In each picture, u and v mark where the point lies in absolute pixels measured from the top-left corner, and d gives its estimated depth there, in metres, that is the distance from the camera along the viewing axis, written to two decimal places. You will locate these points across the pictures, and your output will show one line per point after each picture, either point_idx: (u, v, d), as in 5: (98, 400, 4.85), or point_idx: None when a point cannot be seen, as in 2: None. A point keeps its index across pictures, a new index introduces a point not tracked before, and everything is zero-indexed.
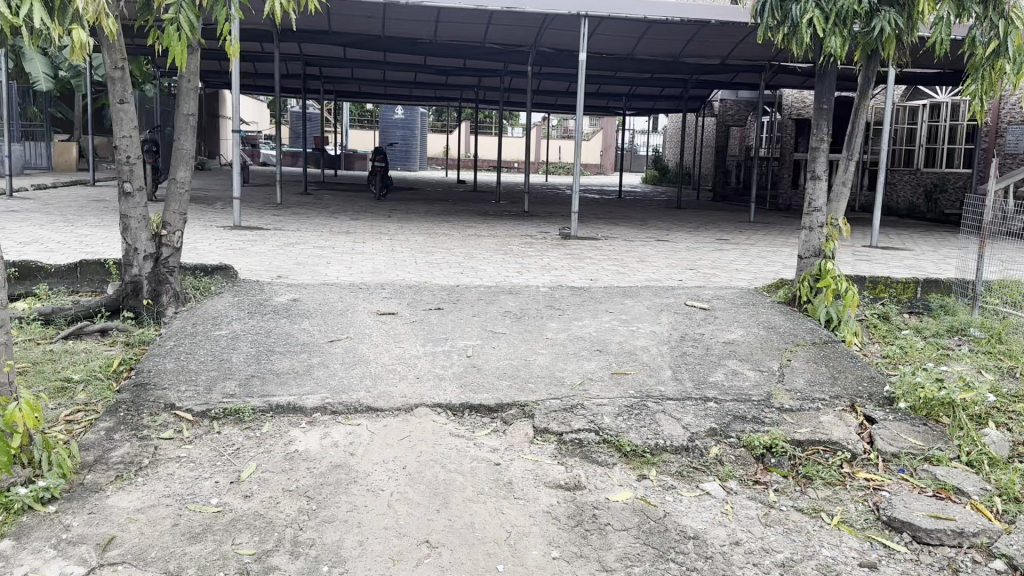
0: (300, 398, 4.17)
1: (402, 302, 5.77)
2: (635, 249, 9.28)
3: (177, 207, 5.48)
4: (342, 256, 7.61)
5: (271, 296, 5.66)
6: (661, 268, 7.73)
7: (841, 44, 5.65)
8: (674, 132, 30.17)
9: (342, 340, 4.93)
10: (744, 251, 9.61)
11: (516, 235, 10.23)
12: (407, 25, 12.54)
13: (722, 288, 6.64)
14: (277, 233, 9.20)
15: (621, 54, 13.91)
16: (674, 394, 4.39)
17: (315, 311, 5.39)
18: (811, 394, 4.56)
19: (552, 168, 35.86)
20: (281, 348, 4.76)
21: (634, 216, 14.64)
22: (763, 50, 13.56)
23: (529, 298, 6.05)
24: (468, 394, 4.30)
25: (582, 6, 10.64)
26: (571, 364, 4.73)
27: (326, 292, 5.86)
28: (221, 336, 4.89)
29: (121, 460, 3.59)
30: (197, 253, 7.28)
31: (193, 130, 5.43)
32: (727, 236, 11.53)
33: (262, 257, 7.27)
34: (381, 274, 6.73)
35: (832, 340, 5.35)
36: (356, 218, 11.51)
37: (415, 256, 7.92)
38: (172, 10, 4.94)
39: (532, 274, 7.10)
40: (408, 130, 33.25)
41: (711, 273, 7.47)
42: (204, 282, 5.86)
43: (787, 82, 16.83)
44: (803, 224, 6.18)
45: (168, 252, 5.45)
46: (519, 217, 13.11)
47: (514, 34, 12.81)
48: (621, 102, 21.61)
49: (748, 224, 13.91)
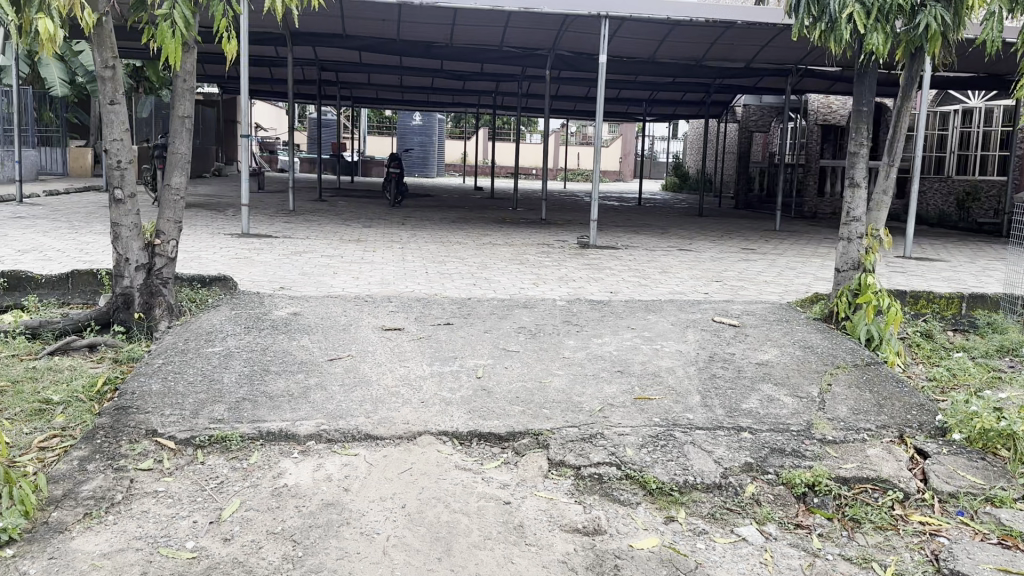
0: (293, 424, 3.81)
1: (409, 316, 5.41)
2: (657, 259, 8.88)
3: (171, 214, 5.15)
4: (350, 266, 7.28)
5: (270, 309, 5.32)
6: (685, 280, 7.32)
7: (884, 40, 5.20)
8: (695, 138, 29.73)
9: (342, 359, 4.57)
10: (771, 262, 9.17)
11: (532, 244, 9.87)
12: (423, 28, 12.26)
13: (752, 302, 6.23)
14: (286, 240, 8.90)
15: (642, 57, 13.55)
16: (704, 422, 3.98)
17: (316, 327, 5.04)
18: (855, 423, 4.14)
19: (571, 174, 35.53)
20: (276, 368, 4.41)
21: (654, 224, 14.23)
22: (789, 54, 13.14)
23: (545, 313, 5.66)
24: (477, 420, 3.92)
25: (603, 7, 10.29)
26: (590, 388, 4.33)
27: (329, 305, 5.51)
28: (214, 354, 4.55)
29: (91, 496, 3.23)
30: (199, 262, 6.97)
31: (189, 132, 5.12)
32: (752, 245, 11.09)
33: (266, 267, 6.95)
34: (389, 285, 6.37)
35: (874, 362, 4.93)
36: (369, 226, 11.20)
37: (427, 266, 7.56)
38: (167, 5, 4.68)
39: (548, 286, 6.72)
40: (425, 137, 32.93)
41: (739, 286, 7.04)
42: (200, 294, 5.53)
43: (813, 86, 16.35)
44: (841, 234, 5.75)
45: (162, 262, 5.11)
46: (536, 224, 12.74)
47: (532, 37, 12.49)
48: (641, 108, 21.21)
49: (774, 232, 13.46)
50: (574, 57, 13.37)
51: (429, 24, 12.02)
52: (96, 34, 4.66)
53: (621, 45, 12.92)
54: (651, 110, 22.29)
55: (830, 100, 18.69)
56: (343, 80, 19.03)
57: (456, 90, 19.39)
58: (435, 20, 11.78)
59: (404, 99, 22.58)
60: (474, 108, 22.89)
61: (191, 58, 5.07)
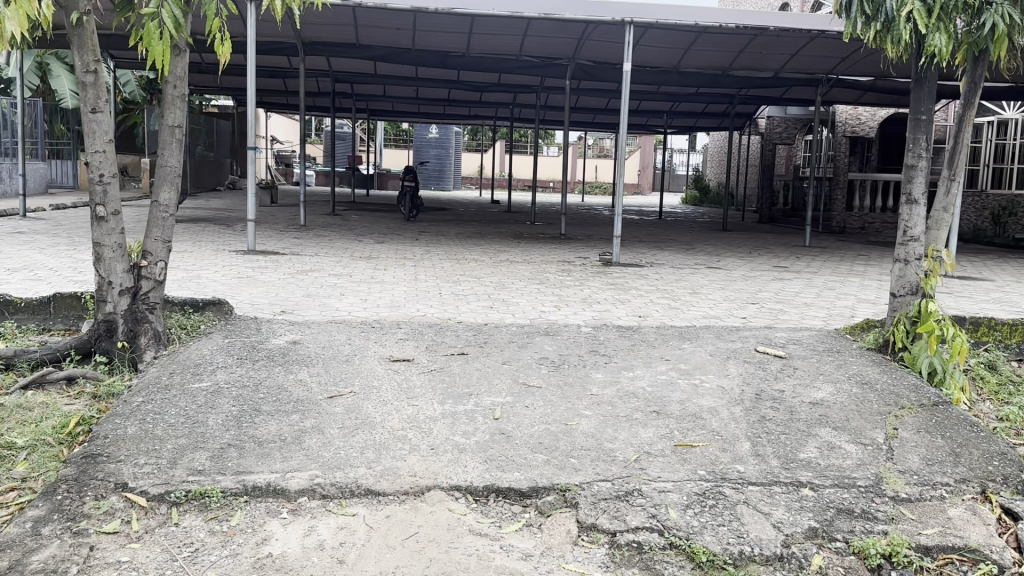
0: (283, 477, 3.32)
1: (420, 345, 4.89)
2: (686, 278, 8.35)
3: (160, 233, 4.69)
4: (360, 287, 6.82)
5: (267, 337, 4.83)
6: (719, 303, 6.78)
7: (947, 41, 4.66)
8: (715, 151, 29.23)
9: (343, 397, 4.05)
10: (809, 282, 8.60)
11: (553, 261, 9.37)
12: (439, 37, 11.83)
13: (796, 329, 5.68)
14: (293, 258, 8.45)
15: (666, 66, 13.04)
16: (757, 476, 3.45)
17: (316, 357, 4.54)
18: (931, 477, 3.58)
19: (589, 187, 35.09)
20: (268, 408, 3.91)
21: (678, 239, 13.72)
22: (821, 63, 12.59)
23: (569, 341, 5.14)
24: (495, 473, 3.40)
25: (627, 14, 9.78)
26: (623, 432, 3.80)
27: (333, 333, 5.01)
28: (200, 391, 4.07)
29: (41, 568, 2.75)
30: (197, 283, 6.53)
31: (180, 144, 4.67)
32: (784, 263, 10.52)
33: (269, 288, 6.49)
34: (399, 309, 5.89)
35: (943, 402, 4.35)
36: (382, 241, 10.76)
37: (440, 287, 7.07)
38: (154, 3, 4.25)
39: (571, 310, 6.21)
40: (442, 150, 32.72)
41: (777, 311, 6.50)
42: (192, 320, 5.06)
43: (842, 96, 15.77)
44: (897, 255, 5.21)
45: (148, 285, 4.65)
46: (556, 239, 12.26)
47: (552, 46, 12.03)
48: (663, 119, 20.70)
49: (804, 248, 12.89)
50: (594, 66, 12.90)
51: (445, 32, 11.59)
52: (77, 34, 4.24)
53: (644, 54, 12.43)
54: (672, 122, 21.78)
55: (858, 110, 18.14)
56: (358, 93, 18.72)
57: (472, 102, 18.98)
58: (452, 28, 11.34)
59: (420, 111, 22.24)
60: (490, 120, 22.49)
61: (185, 61, 4.62)
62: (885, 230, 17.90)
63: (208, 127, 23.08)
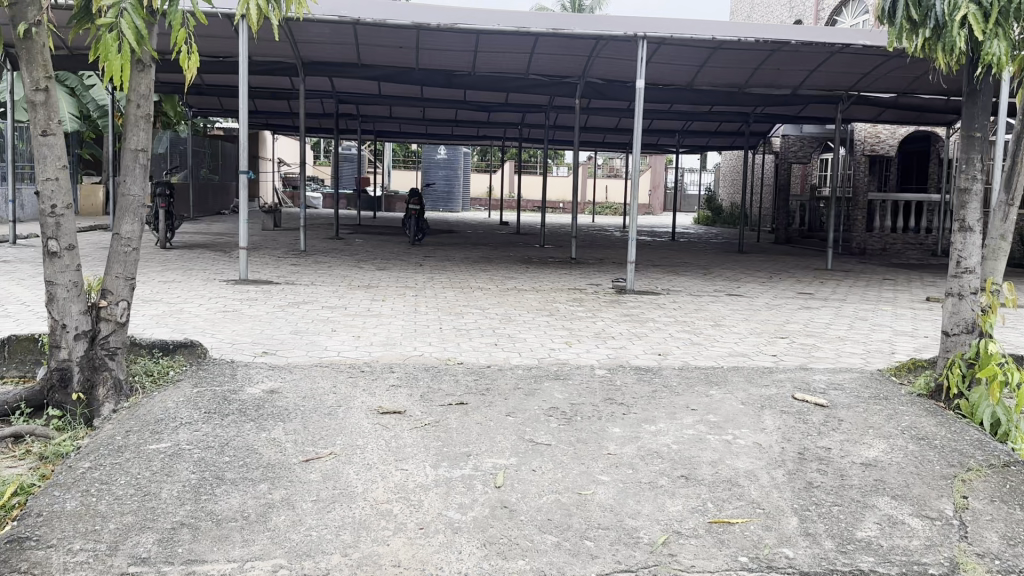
0: (240, 568, 2.75)
1: (414, 394, 4.33)
2: (707, 308, 7.79)
3: (121, 269, 4.15)
4: (355, 321, 6.31)
5: (242, 386, 4.29)
6: (745, 337, 6.22)
7: (1006, 49, 4.12)
8: (728, 170, 28.66)
9: (321, 460, 3.51)
10: (839, 312, 8.02)
11: (563, 289, 8.84)
12: (443, 55, 11.39)
13: (836, 371, 5.10)
14: (287, 288, 7.96)
15: (679, 84, 12.57)
16: (810, 564, 2.87)
17: (295, 410, 4.00)
18: (1016, 562, 2.98)
19: (600, 208, 34.59)
20: (233, 476, 3.38)
21: (693, 262, 13.17)
22: (841, 79, 12.09)
23: (580, 387, 4.56)
24: (495, 561, 2.82)
25: (639, 28, 9.28)
26: (647, 504, 3.23)
27: (317, 378, 4.47)
28: (157, 454, 3.54)
29: None
30: (177, 319, 6.03)
31: (144, 170, 4.16)
32: (808, 289, 9.95)
33: (255, 325, 5.98)
34: (394, 348, 5.35)
35: (1016, 461, 3.75)
36: (383, 268, 10.27)
37: (441, 320, 6.54)
38: (112, 12, 3.78)
39: (584, 347, 5.65)
40: (450, 171, 32.17)
41: (810, 348, 5.93)
42: (160, 366, 4.54)
43: (860, 113, 15.24)
44: (948, 287, 4.65)
45: (107, 328, 4.14)
46: (566, 264, 11.72)
47: (561, 64, 11.57)
48: (674, 139, 20.21)
49: (827, 272, 12.31)
50: (605, 84, 12.42)
51: (449, 50, 11.15)
52: (25, 48, 3.75)
53: (656, 71, 11.97)
54: (684, 142, 21.30)
55: (878, 129, 17.88)
56: (364, 114, 18.41)
57: (480, 122, 18.59)
58: (455, 46, 10.90)
59: (429, 132, 21.88)
60: (499, 141, 22.11)
61: (152, 78, 4.13)
62: (908, 250, 17.18)
63: (213, 149, 22.75)
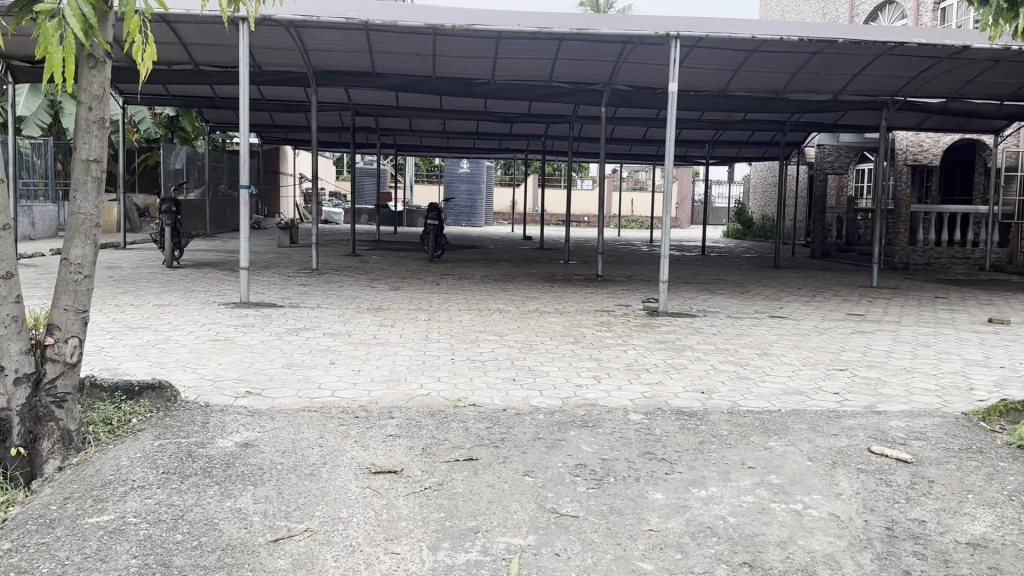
0: None
1: (413, 448, 3.63)
2: (751, 333, 7.04)
3: (71, 301, 3.52)
4: (357, 351, 5.66)
5: (212, 438, 3.65)
6: (799, 371, 5.46)
7: None
8: (757, 181, 27.75)
9: (295, 539, 2.83)
10: (897, 337, 7.23)
11: (590, 311, 8.14)
12: (461, 62, 10.76)
13: (913, 417, 4.35)
14: (290, 311, 7.35)
15: (712, 90, 11.85)
16: None
17: (270, 470, 3.33)
18: None
19: (625, 222, 33.86)
20: (182, 561, 2.68)
21: (728, 279, 12.39)
22: (886, 83, 11.28)
23: (613, 438, 3.83)
24: None
25: (671, 27, 8.58)
26: None
27: (301, 427, 3.81)
28: (94, 530, 2.86)
29: None
30: (160, 351, 5.43)
31: (98, 183, 3.54)
32: (857, 309, 9.16)
33: (247, 356, 5.35)
34: (397, 386, 4.68)
35: None
36: (397, 288, 9.66)
37: (453, 350, 5.85)
38: None
39: (616, 383, 4.93)
40: (474, 185, 31.68)
41: (875, 385, 5.17)
42: (123, 412, 3.91)
43: (902, 121, 14.37)
44: None
45: (54, 371, 3.48)
46: (592, 283, 11.03)
47: (586, 69, 10.89)
48: (704, 150, 19.43)
49: (873, 290, 11.48)
50: (632, 91, 11.71)
51: (467, 57, 10.52)
52: None
53: (687, 76, 11.25)
54: (713, 153, 20.55)
55: (920, 137, 16.62)
56: (382, 127, 17.88)
57: (502, 134, 17.98)
58: (473, 51, 10.27)
59: (452, 145, 21.36)
60: (523, 153, 21.49)
61: (107, 76, 3.54)
62: (955, 264, 16.40)
63: (232, 165, 22.38)
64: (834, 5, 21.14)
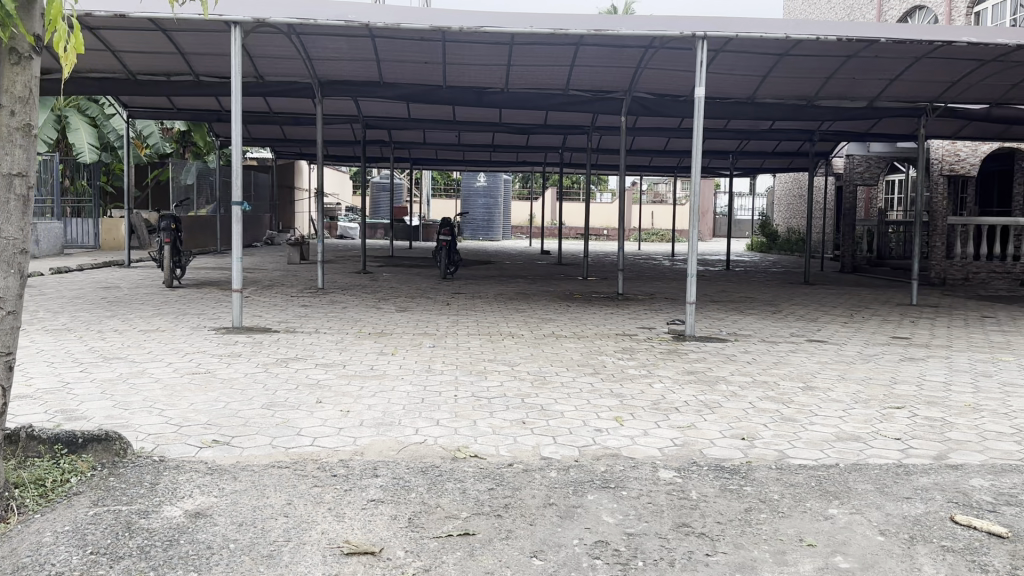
0: None
1: (398, 518, 3.00)
2: (789, 361, 6.36)
3: None
4: (349, 386, 5.05)
5: (159, 506, 3.04)
6: (851, 410, 4.76)
7: None
8: (782, 194, 26.88)
9: None
10: (953, 366, 6.48)
11: (611, 336, 7.48)
12: (475, 69, 10.19)
13: (999, 473, 3.63)
14: (282, 338, 6.77)
15: (739, 97, 11.18)
16: None
17: (221, 551, 2.71)
18: None
19: (645, 235, 33.15)
20: None
21: (758, 297, 11.67)
22: (925, 88, 10.59)
23: (639, 503, 3.20)
24: None
25: (696, 27, 7.91)
26: None
27: (267, 490, 3.21)
28: None
29: None
30: (130, 387, 4.87)
31: (22, 203, 2.96)
32: (901, 331, 8.40)
33: (226, 392, 4.78)
34: (389, 431, 4.07)
35: None
36: (404, 309, 9.07)
37: (459, 384, 5.24)
38: None
39: (642, 427, 4.27)
40: (490, 199, 30.91)
41: (941, 428, 4.47)
42: (59, 472, 3.33)
43: (939, 128, 13.63)
44: None
45: None
46: (612, 302, 10.38)
47: (605, 76, 10.31)
48: (728, 162, 18.74)
49: (913, 309, 10.70)
50: (654, 99, 11.10)
51: (480, 64, 9.94)
52: None
53: (713, 82, 10.62)
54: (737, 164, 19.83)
55: (956, 146, 15.83)
56: (395, 140, 17.37)
57: (518, 147, 17.42)
58: (486, 57, 9.68)
59: (468, 158, 20.80)
60: (541, 166, 20.91)
61: (36, 75, 2.97)
62: (994, 280, 15.39)
63: None
64: (862, 11, 20.42)
